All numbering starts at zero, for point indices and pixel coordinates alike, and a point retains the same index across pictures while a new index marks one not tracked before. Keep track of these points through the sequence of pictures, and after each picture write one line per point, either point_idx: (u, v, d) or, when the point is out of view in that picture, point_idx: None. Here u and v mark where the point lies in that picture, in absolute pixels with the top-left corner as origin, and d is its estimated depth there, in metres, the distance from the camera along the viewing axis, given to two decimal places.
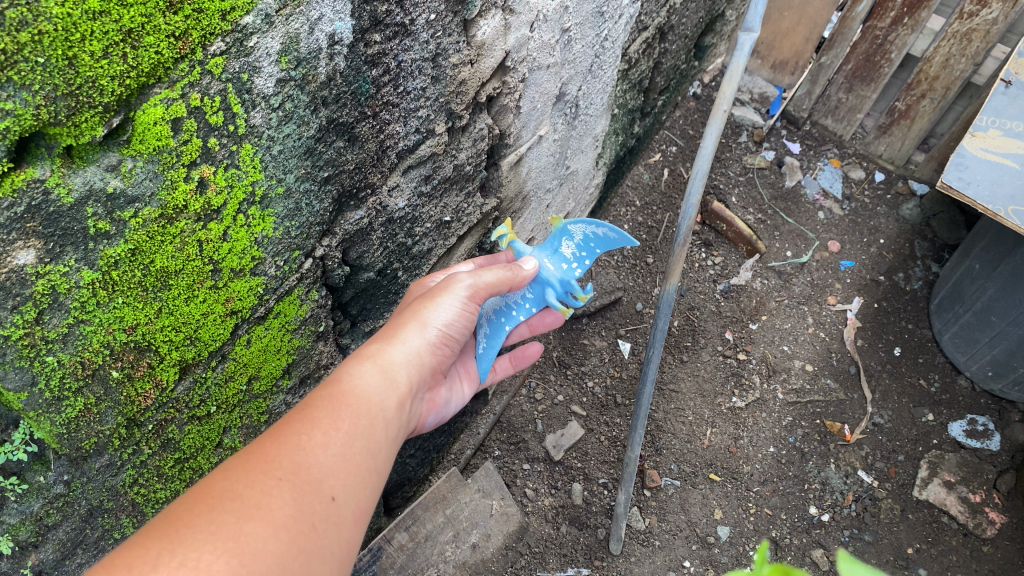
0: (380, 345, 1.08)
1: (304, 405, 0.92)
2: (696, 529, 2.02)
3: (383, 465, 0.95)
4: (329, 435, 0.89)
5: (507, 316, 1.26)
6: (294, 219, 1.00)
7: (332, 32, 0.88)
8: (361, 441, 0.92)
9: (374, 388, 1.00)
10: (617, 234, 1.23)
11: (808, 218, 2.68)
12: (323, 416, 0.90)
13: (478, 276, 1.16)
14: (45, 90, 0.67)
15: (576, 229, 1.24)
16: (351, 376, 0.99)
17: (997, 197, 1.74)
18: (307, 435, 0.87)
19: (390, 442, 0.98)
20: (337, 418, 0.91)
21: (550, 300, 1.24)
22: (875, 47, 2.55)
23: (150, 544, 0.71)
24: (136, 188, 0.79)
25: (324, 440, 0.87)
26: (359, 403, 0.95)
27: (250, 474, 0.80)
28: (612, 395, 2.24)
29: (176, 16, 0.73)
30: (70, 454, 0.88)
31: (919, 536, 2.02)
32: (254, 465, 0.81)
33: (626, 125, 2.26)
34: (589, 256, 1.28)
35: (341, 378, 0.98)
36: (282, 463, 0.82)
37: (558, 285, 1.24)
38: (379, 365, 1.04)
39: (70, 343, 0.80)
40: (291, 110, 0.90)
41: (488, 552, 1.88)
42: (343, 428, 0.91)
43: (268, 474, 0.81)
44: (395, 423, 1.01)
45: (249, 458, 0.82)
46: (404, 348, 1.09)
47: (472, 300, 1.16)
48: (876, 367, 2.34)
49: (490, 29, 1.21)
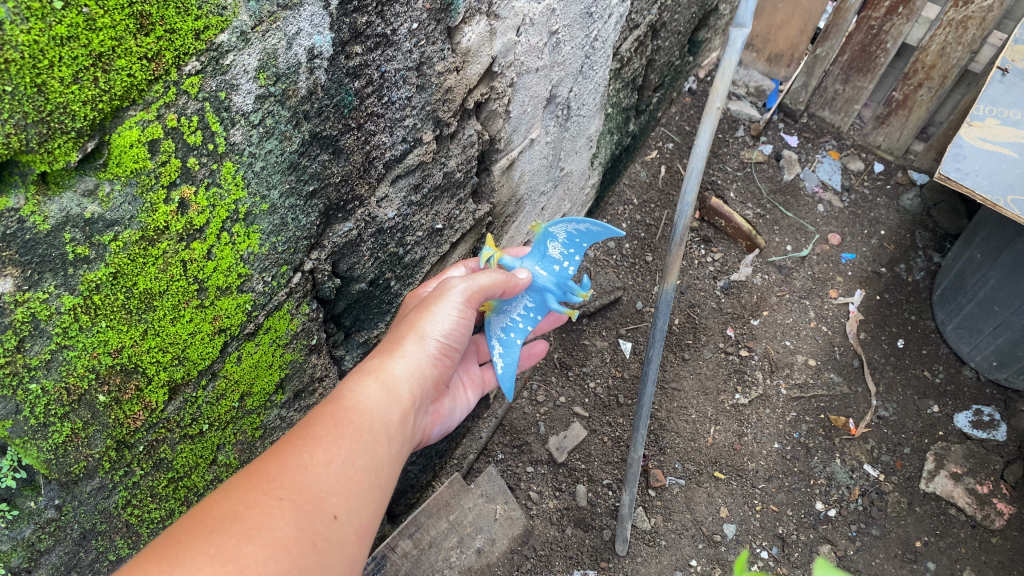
0: (380, 359, 1.06)
1: (304, 423, 0.91)
2: (702, 528, 2.01)
3: (386, 480, 0.94)
4: (331, 453, 0.87)
5: (516, 329, 1.29)
6: (280, 235, 0.99)
7: (311, 46, 0.87)
8: (363, 457, 0.90)
9: (377, 403, 0.98)
10: (601, 228, 1.23)
11: (808, 211, 2.66)
12: (324, 433, 0.89)
13: (472, 282, 1.15)
14: (14, 118, 0.67)
15: (558, 230, 1.25)
16: (352, 392, 0.98)
17: (997, 186, 1.70)
18: (307, 453, 0.86)
19: (393, 457, 0.97)
20: (338, 434, 0.90)
21: (551, 305, 1.26)
22: (870, 37, 2.53)
23: (150, 564, 0.70)
24: (114, 212, 0.78)
25: (325, 458, 0.86)
26: (362, 419, 0.94)
27: (248, 492, 0.79)
28: (614, 395, 2.24)
29: (148, 37, 0.73)
30: (60, 478, 0.87)
31: (927, 529, 2.01)
32: (253, 485, 0.81)
33: (621, 124, 2.24)
34: (577, 251, 1.29)
35: (343, 395, 0.97)
36: (283, 482, 0.82)
37: (556, 289, 1.26)
38: (381, 380, 1.02)
39: (53, 369, 0.79)
40: (272, 125, 0.89)
41: (493, 557, 1.86)
42: (345, 444, 0.89)
43: (268, 494, 0.80)
44: (398, 437, 0.99)
45: (249, 478, 0.82)
46: (405, 361, 1.07)
47: (467, 305, 1.14)
48: (879, 360, 2.32)
49: (475, 35, 1.20)
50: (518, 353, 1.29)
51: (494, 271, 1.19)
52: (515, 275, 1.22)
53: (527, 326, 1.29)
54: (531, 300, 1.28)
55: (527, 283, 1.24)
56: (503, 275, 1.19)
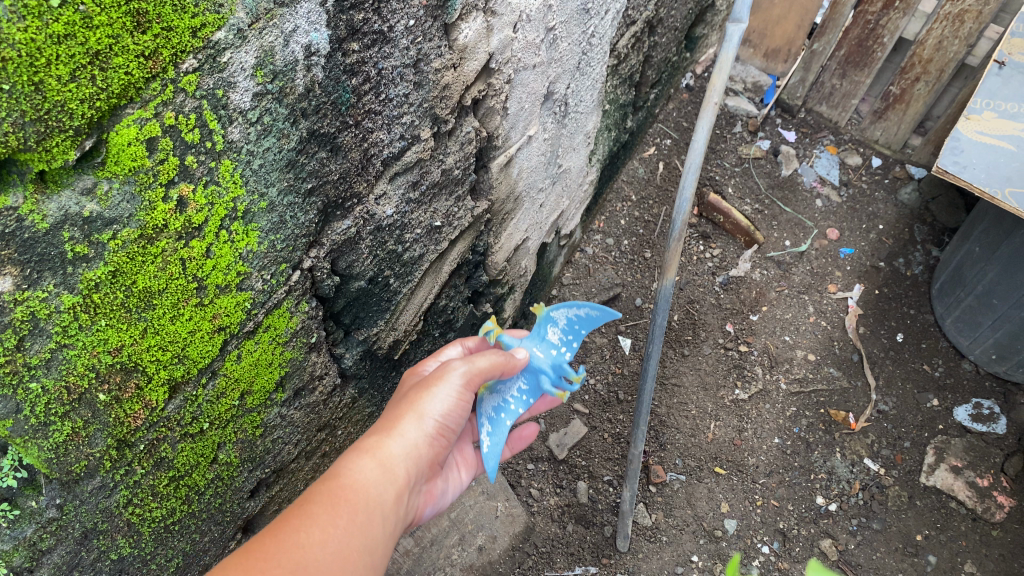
0: (378, 438, 1.05)
1: (301, 501, 0.91)
2: (703, 523, 2.01)
3: (379, 558, 0.94)
4: (328, 532, 0.88)
5: (506, 410, 1.19)
6: (279, 232, 0.99)
7: (308, 43, 0.87)
8: (358, 537, 0.91)
9: (373, 482, 0.98)
10: (599, 310, 1.24)
11: (806, 207, 2.66)
12: (321, 511, 0.89)
13: (473, 363, 1.10)
14: (12, 117, 0.67)
15: (560, 315, 1.23)
16: (349, 470, 0.98)
17: (994, 179, 1.70)
18: (304, 531, 0.86)
19: (387, 536, 0.97)
20: (336, 513, 0.90)
21: (544, 385, 1.16)
22: (867, 32, 2.54)
23: None
24: (113, 210, 0.78)
25: (322, 537, 0.86)
26: (357, 498, 0.94)
27: (248, 566, 0.80)
28: (614, 392, 2.24)
29: (145, 34, 0.73)
30: (61, 477, 0.87)
31: (928, 522, 2.01)
32: (250, 563, 0.80)
33: (618, 120, 2.24)
34: (576, 340, 1.27)
35: (339, 473, 0.97)
36: (280, 561, 0.81)
37: (551, 369, 1.17)
38: (378, 458, 1.02)
39: (53, 368, 0.79)
40: (270, 123, 0.89)
41: (495, 554, 1.87)
42: (340, 524, 0.90)
43: (266, 574, 0.79)
44: (393, 517, 0.99)
45: (245, 556, 0.81)
46: (403, 441, 1.06)
47: (466, 388, 1.10)
48: (878, 354, 2.32)
49: (472, 32, 1.20)
50: (506, 436, 1.17)
51: (496, 353, 1.14)
52: (513, 354, 1.15)
53: (518, 408, 1.19)
54: (526, 382, 1.20)
55: (525, 362, 1.16)
56: (503, 357, 1.13)
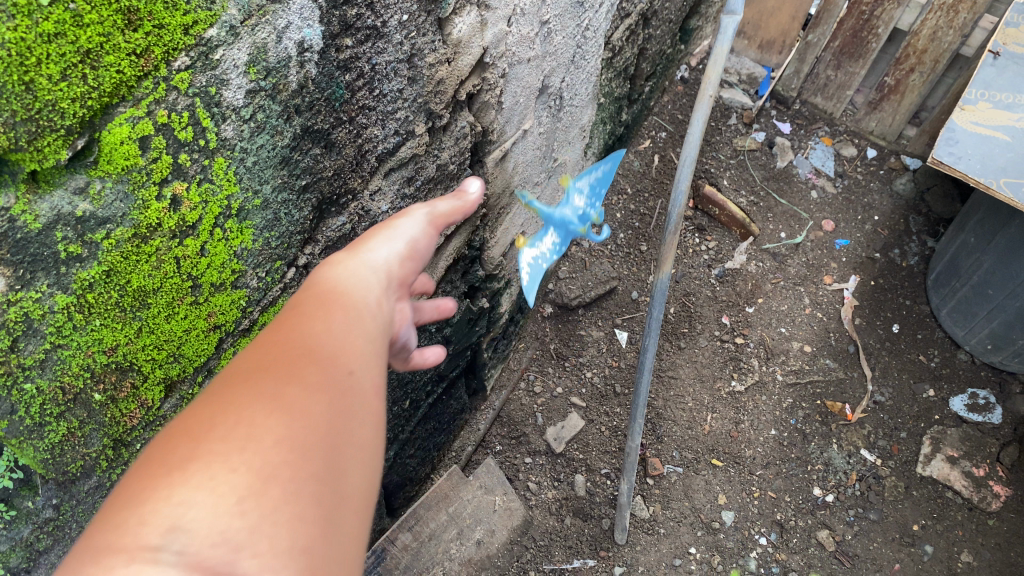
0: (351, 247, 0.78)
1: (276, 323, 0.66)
2: (701, 515, 2.02)
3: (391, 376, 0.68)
4: (321, 361, 0.62)
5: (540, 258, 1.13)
6: (273, 229, 0.99)
7: (301, 40, 0.87)
8: (362, 359, 0.65)
9: (363, 284, 0.72)
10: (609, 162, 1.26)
11: (802, 198, 2.66)
12: (302, 338, 0.63)
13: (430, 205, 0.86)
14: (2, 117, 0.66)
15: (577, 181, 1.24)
16: (325, 279, 0.72)
17: (989, 169, 1.70)
18: (287, 366, 0.60)
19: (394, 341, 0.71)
20: (325, 338, 0.64)
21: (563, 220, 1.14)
22: (861, 23, 2.53)
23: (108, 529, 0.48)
24: (106, 209, 0.78)
25: (314, 371, 0.61)
26: (351, 312, 0.69)
27: (232, 393, 0.56)
28: (611, 384, 2.24)
29: (136, 32, 0.72)
30: (57, 477, 0.87)
31: (924, 512, 2.02)
32: (212, 416, 0.55)
33: (613, 113, 2.24)
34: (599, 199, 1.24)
35: (312, 286, 0.71)
36: (254, 401, 0.56)
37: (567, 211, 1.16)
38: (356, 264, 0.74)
39: (48, 369, 0.79)
40: (263, 120, 0.89)
41: (493, 548, 1.87)
42: (334, 347, 0.64)
43: (238, 420, 0.54)
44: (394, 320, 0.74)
45: (208, 405, 0.56)
46: (386, 245, 0.78)
47: (432, 227, 0.85)
48: (874, 345, 2.33)
49: (466, 26, 1.20)
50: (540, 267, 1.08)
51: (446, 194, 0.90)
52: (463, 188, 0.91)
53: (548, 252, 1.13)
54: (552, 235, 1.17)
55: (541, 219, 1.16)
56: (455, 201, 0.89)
